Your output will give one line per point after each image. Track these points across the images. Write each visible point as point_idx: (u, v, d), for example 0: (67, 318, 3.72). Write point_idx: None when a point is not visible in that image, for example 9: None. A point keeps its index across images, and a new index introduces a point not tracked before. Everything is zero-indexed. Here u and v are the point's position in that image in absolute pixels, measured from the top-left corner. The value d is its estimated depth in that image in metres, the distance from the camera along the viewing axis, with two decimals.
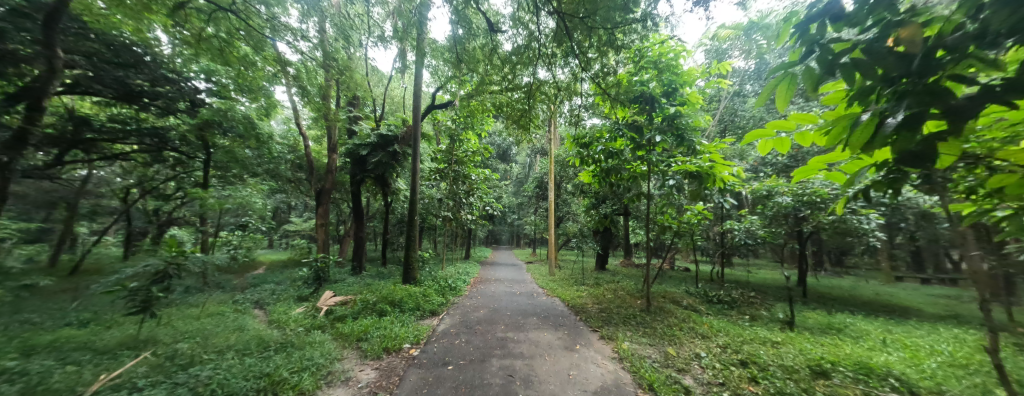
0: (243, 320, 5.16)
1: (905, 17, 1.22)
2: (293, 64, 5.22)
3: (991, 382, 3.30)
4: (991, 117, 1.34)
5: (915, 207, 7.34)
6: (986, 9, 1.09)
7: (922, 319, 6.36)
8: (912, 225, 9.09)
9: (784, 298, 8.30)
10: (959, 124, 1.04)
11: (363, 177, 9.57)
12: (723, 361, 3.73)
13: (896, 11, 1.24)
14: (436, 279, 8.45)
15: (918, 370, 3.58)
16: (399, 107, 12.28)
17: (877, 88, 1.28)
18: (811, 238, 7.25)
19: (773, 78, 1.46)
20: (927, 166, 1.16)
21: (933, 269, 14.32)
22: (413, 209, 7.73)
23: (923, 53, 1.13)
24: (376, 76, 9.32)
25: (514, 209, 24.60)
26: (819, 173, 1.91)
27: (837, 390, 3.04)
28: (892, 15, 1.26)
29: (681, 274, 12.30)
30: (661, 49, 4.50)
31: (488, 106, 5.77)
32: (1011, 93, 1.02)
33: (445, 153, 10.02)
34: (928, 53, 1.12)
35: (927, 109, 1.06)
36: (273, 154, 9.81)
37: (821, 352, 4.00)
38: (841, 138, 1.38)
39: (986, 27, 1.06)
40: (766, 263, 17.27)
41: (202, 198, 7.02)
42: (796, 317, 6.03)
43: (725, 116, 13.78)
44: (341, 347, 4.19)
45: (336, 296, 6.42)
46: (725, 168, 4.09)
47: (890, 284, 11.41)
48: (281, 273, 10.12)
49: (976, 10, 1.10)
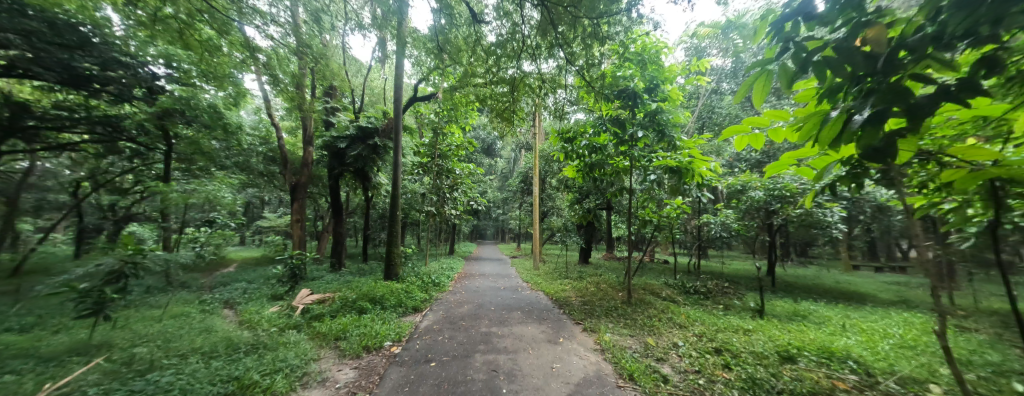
0: (210, 321, 4.91)
1: (871, 17, 1.30)
2: (263, 51, 4.91)
3: (936, 362, 3.60)
4: (944, 116, 1.44)
5: (873, 201, 7.88)
6: (942, 13, 1.17)
7: (877, 305, 6.84)
8: (869, 217, 9.78)
9: (755, 288, 8.72)
10: (918, 122, 1.11)
11: (342, 171, 9.24)
12: (699, 349, 3.90)
13: (863, 12, 1.31)
14: (420, 275, 8.31)
15: (873, 352, 3.88)
16: (379, 99, 11.93)
17: (845, 86, 1.35)
18: (780, 231, 7.66)
19: (750, 75, 1.52)
20: (889, 162, 1.23)
21: (887, 258, 15.54)
22: (394, 203, 7.54)
23: (888, 53, 1.21)
24: (355, 65, 8.98)
25: (499, 204, 24.51)
26: (789, 169, 1.99)
27: (802, 373, 3.23)
28: (859, 15, 1.33)
29: (660, 267, 12.65)
30: (644, 45, 4.58)
31: (472, 98, 5.72)
32: (965, 93, 1.09)
33: (428, 147, 9.97)
34: (892, 53, 1.20)
35: (892, 107, 1.13)
36: (243, 146, 9.32)
37: (788, 338, 4.24)
38: (812, 134, 1.44)
39: (944, 29, 1.14)
40: (739, 255, 18.06)
41: (164, 192, 6.58)
42: (766, 306, 6.35)
43: (704, 113, 14.28)
44: (318, 347, 4.06)
45: (314, 294, 6.20)
46: (703, 164, 4.23)
47: (849, 272, 12.27)
48: (253, 272, 9.67)
49: (935, 12, 1.18)
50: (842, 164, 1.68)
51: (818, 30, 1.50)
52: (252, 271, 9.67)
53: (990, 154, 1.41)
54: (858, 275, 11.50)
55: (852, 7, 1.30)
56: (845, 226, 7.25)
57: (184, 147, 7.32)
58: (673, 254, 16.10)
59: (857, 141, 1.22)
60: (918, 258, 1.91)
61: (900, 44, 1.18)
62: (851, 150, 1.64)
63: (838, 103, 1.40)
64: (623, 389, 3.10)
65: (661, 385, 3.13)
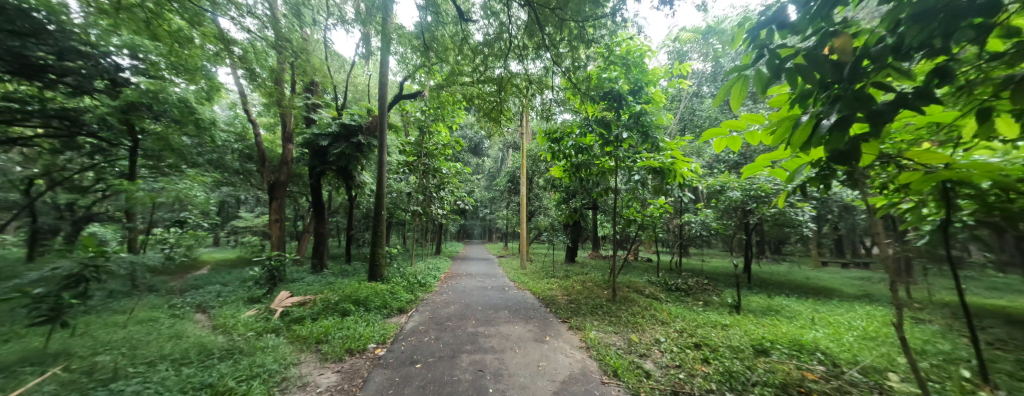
0: (181, 326, 4.68)
1: (837, 28, 1.39)
2: (239, 43, 4.73)
3: (894, 351, 3.87)
4: (903, 121, 1.55)
5: (840, 201, 8.33)
6: (901, 25, 1.26)
7: (843, 300, 7.25)
8: (836, 217, 10.33)
9: (732, 284, 9.07)
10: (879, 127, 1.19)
11: (323, 169, 8.98)
12: (680, 344, 4.03)
13: (831, 22, 1.40)
14: (405, 276, 8.18)
15: (839, 344, 4.12)
16: (363, 95, 11.67)
17: (814, 92, 1.43)
18: (755, 229, 7.98)
19: (729, 80, 1.59)
20: (853, 165, 1.32)
21: (853, 255, 16.47)
22: (379, 203, 7.38)
23: (852, 62, 1.30)
24: (337, 61, 8.75)
25: (485, 203, 24.42)
26: (764, 170, 2.08)
27: (775, 365, 3.39)
28: (827, 25, 1.41)
29: (644, 265, 12.94)
30: (628, 47, 4.66)
31: (459, 97, 5.69)
32: (920, 100, 1.18)
33: (414, 146, 9.85)
34: (856, 62, 1.29)
35: (855, 113, 1.21)
36: (217, 143, 8.93)
37: (762, 332, 4.44)
38: (785, 137, 1.52)
39: (902, 40, 1.23)
40: (718, 253, 18.69)
41: (129, 191, 6.21)
42: (742, 301, 6.61)
43: (685, 115, 14.71)
44: (298, 351, 3.92)
45: (293, 296, 6.00)
46: (685, 165, 4.37)
47: (819, 269, 12.94)
48: (228, 274, 9.26)
49: (895, 24, 1.27)
50: (812, 166, 1.78)
51: (790, 38, 1.59)
52: (227, 274, 9.27)
53: (942, 157, 1.52)
54: (826, 271, 12.15)
55: (821, 18, 1.38)
56: (814, 225, 7.65)
57: (151, 143, 6.98)
58: (656, 252, 16.51)
59: (824, 145, 1.29)
60: (880, 254, 2.05)
61: (864, 54, 1.27)
62: (819, 153, 1.73)
63: (807, 108, 1.48)
64: (608, 385, 3.16)
65: (644, 380, 3.21)
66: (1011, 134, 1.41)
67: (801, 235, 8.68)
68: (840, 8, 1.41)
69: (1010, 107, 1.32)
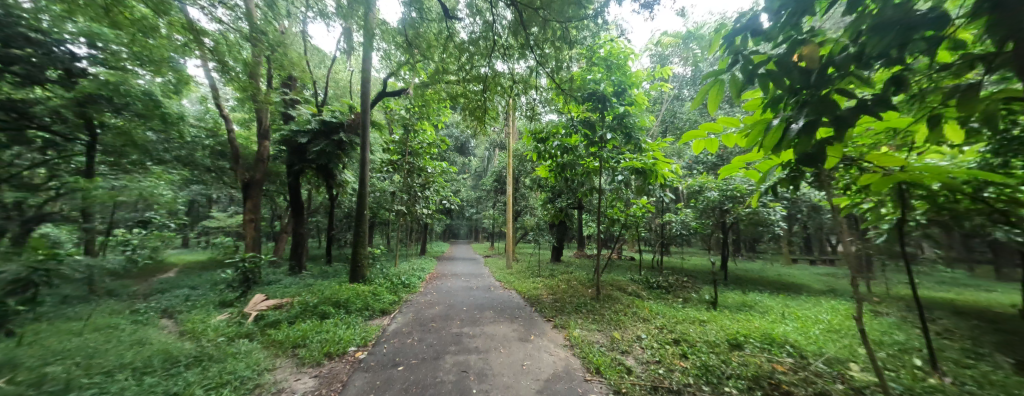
0: (145, 333, 4.40)
1: (805, 37, 1.47)
2: (210, 34, 4.51)
3: (855, 343, 4.13)
4: (863, 126, 1.66)
5: (808, 201, 8.81)
6: (862, 35, 1.35)
7: (810, 295, 7.66)
8: (805, 216, 10.90)
9: (709, 281, 9.40)
10: (843, 132, 1.27)
11: (302, 167, 8.67)
12: (660, 340, 4.14)
13: (800, 30, 1.48)
14: (388, 276, 8.01)
15: (806, 337, 4.35)
16: (345, 92, 11.38)
17: (784, 97, 1.50)
18: (732, 228, 8.31)
19: (706, 84, 1.65)
20: (819, 166, 1.40)
21: (820, 252, 17.44)
22: (362, 202, 7.20)
23: (818, 70, 1.38)
24: (317, 56, 8.49)
25: (471, 203, 24.26)
26: (739, 171, 2.17)
27: (748, 358, 3.54)
28: (797, 34, 1.50)
29: (627, 263, 13.22)
30: (613, 50, 4.76)
31: (444, 96, 5.63)
32: (879, 106, 1.27)
33: (398, 145, 9.68)
34: (822, 69, 1.37)
35: (821, 118, 1.29)
36: (186, 139, 8.47)
37: (737, 327, 4.63)
38: (758, 139, 1.59)
39: (863, 50, 1.32)
40: (697, 252, 19.34)
41: (86, 188, 5.61)
42: (719, 298, 6.87)
43: (666, 118, 15.17)
44: (273, 356, 3.78)
45: (269, 299, 5.77)
46: (666, 165, 4.50)
47: (789, 266, 13.63)
48: (197, 276, 8.81)
49: (857, 35, 1.36)
50: (782, 168, 1.87)
51: (763, 45, 1.66)
52: (196, 276, 8.81)
53: (898, 161, 1.64)
54: (796, 268, 12.80)
55: (791, 27, 1.47)
56: (785, 224, 8.04)
57: (112, 138, 6.34)
58: (638, 251, 16.90)
59: (792, 148, 1.37)
60: (843, 251, 2.18)
61: (829, 62, 1.36)
62: (789, 155, 1.83)
63: (779, 112, 1.56)
64: (591, 383, 3.22)
65: (625, 377, 3.28)
66: (957, 139, 1.53)
67: (773, 234, 9.10)
68: (809, 18, 1.49)
69: (956, 114, 1.44)
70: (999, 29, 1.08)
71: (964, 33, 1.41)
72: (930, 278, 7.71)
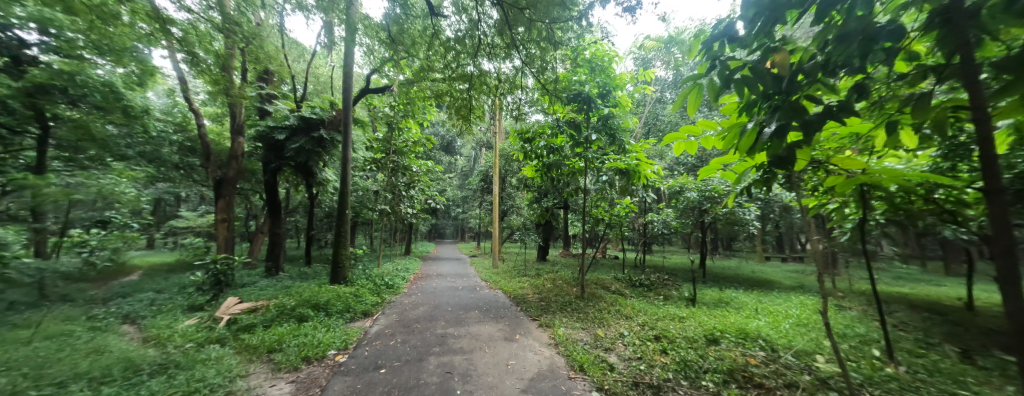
0: (104, 340, 4.12)
1: (777, 45, 1.54)
2: (178, 24, 4.27)
3: (821, 336, 4.37)
4: (830, 130, 1.75)
5: (780, 201, 9.25)
6: (829, 44, 1.42)
7: (781, 291, 8.03)
8: (778, 215, 11.43)
9: (689, 279, 9.70)
10: (810, 136, 1.34)
11: (279, 165, 8.36)
12: (642, 337, 4.24)
13: (773, 38, 1.55)
14: (371, 277, 7.83)
15: (778, 331, 4.57)
16: (325, 87, 11.04)
17: (759, 102, 1.56)
18: (710, 227, 8.61)
19: (686, 88, 1.70)
20: (790, 168, 1.46)
21: (791, 249, 18.34)
22: (343, 201, 7.01)
23: (790, 76, 1.45)
24: (295, 49, 8.19)
25: (457, 202, 24.05)
26: (717, 173, 2.25)
27: (724, 353, 3.67)
28: (770, 41, 1.57)
29: (611, 262, 13.47)
30: (598, 52, 4.83)
31: (430, 94, 5.56)
32: (844, 112, 1.34)
33: (382, 142, 9.47)
34: (793, 76, 1.44)
35: (791, 122, 1.35)
36: (151, 133, 7.99)
37: (714, 323, 4.80)
38: (734, 142, 1.66)
39: (830, 59, 1.40)
40: (678, 250, 19.93)
41: (37, 186, 5.14)
42: (698, 295, 7.10)
43: (649, 120, 15.57)
44: (246, 362, 3.61)
45: (243, 302, 5.52)
46: (648, 167, 4.62)
47: (763, 263, 14.26)
48: (163, 279, 8.32)
49: (825, 44, 1.44)
50: (756, 170, 1.95)
51: (739, 51, 1.73)
52: (162, 279, 8.33)
53: (860, 164, 1.74)
54: (769, 265, 13.40)
55: (764, 35, 1.53)
56: (759, 223, 8.41)
57: (67, 131, 5.80)
58: (622, 250, 17.24)
59: (765, 150, 1.44)
60: (811, 249, 2.29)
61: (798, 70, 1.43)
62: (763, 157, 1.91)
63: (753, 116, 1.62)
64: (574, 380, 3.26)
65: (607, 374, 3.33)
66: (912, 144, 1.65)
67: (748, 233, 9.49)
68: (781, 27, 1.57)
69: (911, 121, 1.54)
70: (948, 41, 1.17)
71: (918, 46, 1.51)
72: (886, 273, 8.29)
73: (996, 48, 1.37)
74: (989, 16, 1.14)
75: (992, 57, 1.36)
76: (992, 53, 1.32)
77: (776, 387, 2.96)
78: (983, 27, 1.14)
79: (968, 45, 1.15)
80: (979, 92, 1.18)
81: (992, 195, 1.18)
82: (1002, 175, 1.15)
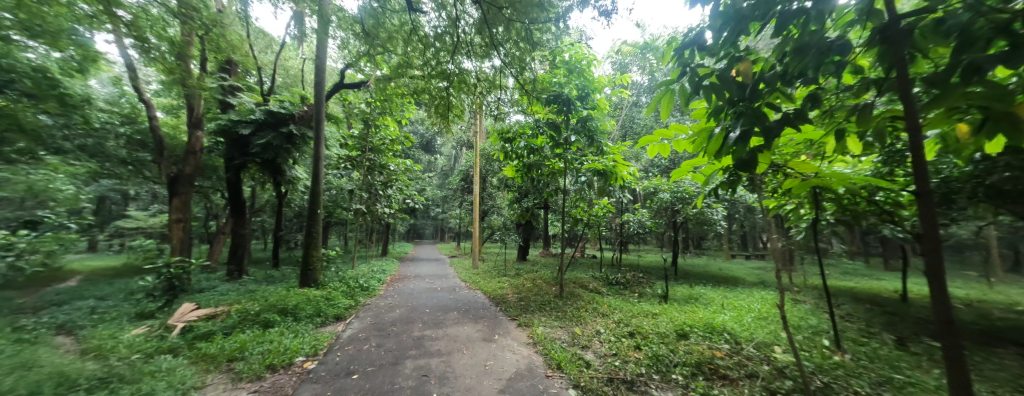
0: (34, 353, 3.69)
1: (742, 55, 1.63)
2: (127, 7, 3.91)
3: (779, 328, 4.69)
4: (788, 136, 1.87)
5: (744, 202, 9.83)
6: (786, 56, 1.52)
7: (744, 286, 8.52)
8: (742, 215, 12.12)
9: (661, 277, 10.09)
10: (770, 141, 1.42)
11: (243, 162, 7.87)
12: (617, 334, 4.36)
13: (738, 48, 1.64)
14: (344, 280, 7.53)
15: (742, 324, 4.85)
16: (296, 81, 10.54)
17: (725, 108, 1.64)
18: (682, 227, 9.00)
19: (659, 92, 1.76)
20: (752, 171, 1.55)
21: (754, 247, 19.53)
22: (315, 201, 6.70)
23: (752, 84, 1.54)
24: (262, 39, 7.74)
25: (436, 202, 23.69)
26: (688, 175, 2.34)
27: (692, 346, 3.84)
28: (735, 51, 1.66)
29: (588, 261, 13.75)
30: (577, 55, 4.90)
31: (408, 91, 5.42)
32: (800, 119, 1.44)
33: (357, 140, 9.13)
34: (755, 84, 1.53)
35: (753, 128, 1.43)
36: (93, 125, 7.28)
37: (684, 318, 5.02)
38: (702, 145, 1.73)
39: (787, 69, 1.49)
40: (652, 249, 20.65)
41: None
42: (669, 292, 7.41)
43: (626, 123, 16.08)
44: (202, 373, 3.36)
45: (200, 308, 5.14)
46: (625, 168, 4.76)
47: (729, 260, 15.08)
48: (105, 285, 7.59)
49: (783, 56, 1.54)
50: (723, 172, 2.05)
51: (707, 58, 1.82)
52: (104, 285, 7.60)
53: (814, 167, 1.87)
54: (735, 263, 14.17)
55: (730, 44, 1.62)
56: (726, 223, 8.89)
57: None
58: (599, 249, 17.65)
59: (730, 154, 1.51)
60: (771, 247, 2.44)
61: (761, 79, 1.51)
62: (728, 161, 2.01)
63: (721, 121, 1.70)
64: (551, 378, 3.29)
65: (584, 370, 3.39)
66: (856, 150, 1.79)
67: (715, 232, 10.00)
68: (744, 38, 1.66)
69: (856, 129, 1.68)
70: (886, 57, 1.28)
71: (862, 60, 1.65)
72: (835, 268, 9.02)
73: (926, 65, 1.52)
74: (920, 36, 1.26)
75: (922, 74, 1.51)
76: (923, 69, 1.46)
77: (739, 378, 3.14)
78: (917, 46, 1.26)
79: (903, 61, 1.26)
80: (912, 104, 1.30)
81: (922, 197, 1.29)
82: (931, 179, 1.26)
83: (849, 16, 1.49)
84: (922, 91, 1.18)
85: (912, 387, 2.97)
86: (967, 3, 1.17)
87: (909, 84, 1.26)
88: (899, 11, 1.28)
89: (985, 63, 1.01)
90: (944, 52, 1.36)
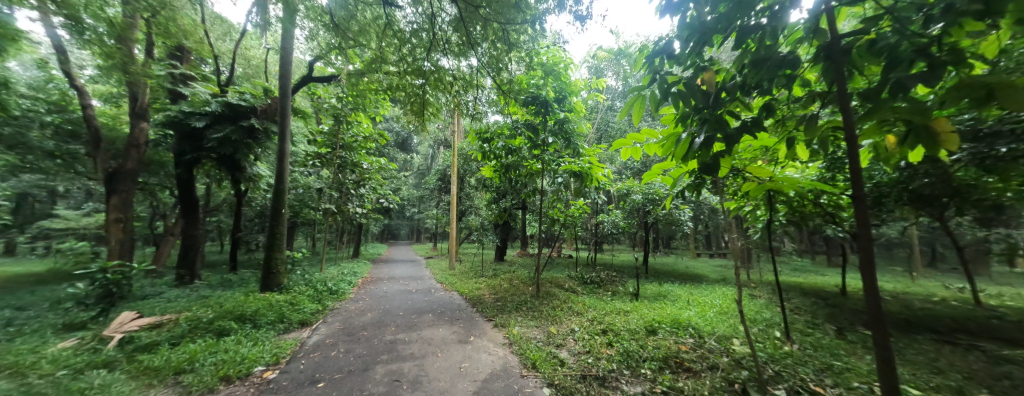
0: None
1: (706, 64, 1.72)
2: None
3: (738, 322, 5.01)
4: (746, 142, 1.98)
5: (709, 203, 10.41)
6: (744, 67, 1.62)
7: (708, 283, 9.03)
8: (707, 216, 12.82)
9: (633, 275, 10.46)
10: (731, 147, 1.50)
11: (195, 157, 7.25)
12: (591, 332, 4.45)
13: (702, 58, 1.72)
14: (311, 283, 7.14)
15: (705, 319, 5.13)
16: (258, 72, 9.87)
17: (691, 115, 1.71)
18: (652, 227, 9.36)
19: (630, 98, 1.80)
20: (715, 175, 1.62)
21: (718, 246, 20.73)
22: (278, 199, 6.29)
23: (716, 93, 1.62)
24: (220, 25, 7.18)
25: (411, 202, 23.14)
26: (657, 177, 2.42)
27: (660, 341, 4.01)
28: (700, 61, 1.74)
29: (564, 261, 14.00)
30: (555, 58, 4.96)
31: (383, 87, 5.23)
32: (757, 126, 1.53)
33: (327, 136, 8.70)
34: (719, 92, 1.61)
35: (715, 134, 1.50)
36: (10, 112, 6.40)
37: (653, 314, 5.23)
38: (670, 150, 1.80)
39: (746, 80, 1.59)
40: (625, 249, 21.37)
41: None
42: (640, 289, 7.70)
43: (601, 126, 16.55)
44: (144, 387, 3.04)
45: (143, 316, 4.67)
46: (599, 170, 4.89)
47: (695, 259, 15.93)
48: (22, 293, 6.70)
49: (742, 67, 1.63)
50: (689, 176, 2.14)
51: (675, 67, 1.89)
52: (20, 293, 6.71)
53: (768, 171, 1.99)
54: (700, 261, 14.98)
55: (696, 54, 1.69)
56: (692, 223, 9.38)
57: None
58: (574, 249, 18.01)
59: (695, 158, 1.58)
60: (732, 246, 2.59)
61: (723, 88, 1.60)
62: (694, 164, 2.10)
63: (687, 127, 1.77)
64: (526, 378, 3.30)
65: (558, 368, 3.43)
66: (804, 157, 1.93)
67: (682, 232, 10.50)
68: (708, 49, 1.75)
69: (804, 138, 1.81)
70: (829, 72, 1.40)
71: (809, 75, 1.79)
72: (787, 265, 9.77)
73: (861, 81, 1.67)
74: (857, 55, 1.38)
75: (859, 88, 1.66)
76: (859, 84, 1.61)
77: (702, 370, 3.32)
78: (854, 63, 1.39)
79: (842, 77, 1.39)
80: (850, 115, 1.42)
81: (857, 200, 1.41)
82: (866, 183, 1.38)
83: (799, 33, 1.61)
84: (858, 104, 1.29)
85: (849, 372, 3.27)
86: (896, 26, 1.29)
87: (847, 98, 1.38)
88: (839, 31, 1.40)
89: (909, 81, 1.11)
90: (876, 71, 1.50)
